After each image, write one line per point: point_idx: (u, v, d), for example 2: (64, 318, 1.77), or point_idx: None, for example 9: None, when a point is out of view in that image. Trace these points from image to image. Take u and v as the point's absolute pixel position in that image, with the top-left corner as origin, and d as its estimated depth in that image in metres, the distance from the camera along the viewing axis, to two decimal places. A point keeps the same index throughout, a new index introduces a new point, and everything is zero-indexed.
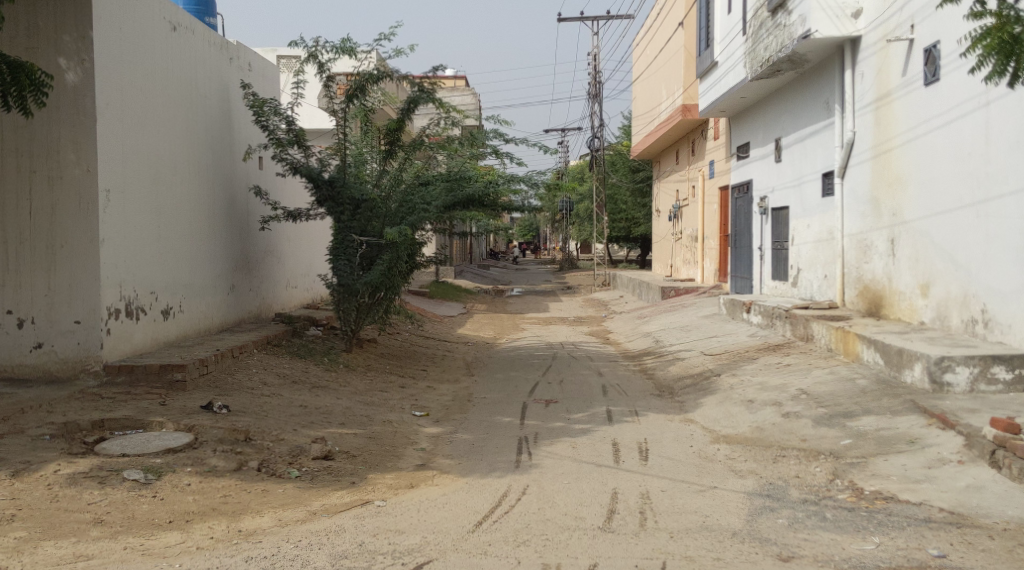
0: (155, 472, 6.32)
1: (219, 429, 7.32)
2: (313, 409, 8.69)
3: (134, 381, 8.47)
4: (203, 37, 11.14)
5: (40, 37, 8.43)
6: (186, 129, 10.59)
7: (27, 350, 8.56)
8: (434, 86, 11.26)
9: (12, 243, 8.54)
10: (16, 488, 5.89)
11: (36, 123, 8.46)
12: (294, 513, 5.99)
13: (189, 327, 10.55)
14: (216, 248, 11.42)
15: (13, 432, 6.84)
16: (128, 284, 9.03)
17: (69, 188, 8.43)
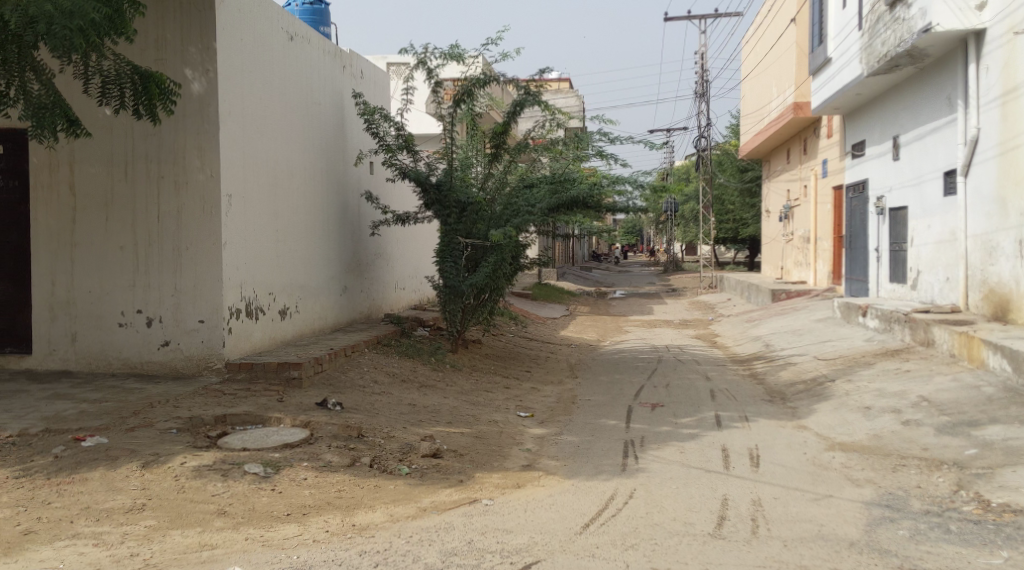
0: (274, 466, 6.55)
1: (333, 425, 7.53)
2: (422, 408, 8.84)
3: (253, 378, 8.79)
4: (317, 45, 11.46)
5: (168, 48, 8.83)
6: (303, 136, 10.94)
7: (156, 348, 8.99)
8: (540, 88, 11.35)
9: (142, 244, 8.95)
10: (146, 479, 6.19)
11: (164, 130, 8.84)
12: (405, 509, 6.11)
13: (305, 326, 10.88)
14: (329, 250, 11.74)
15: (143, 425, 7.19)
16: (248, 285, 9.40)
17: (194, 192, 8.82)
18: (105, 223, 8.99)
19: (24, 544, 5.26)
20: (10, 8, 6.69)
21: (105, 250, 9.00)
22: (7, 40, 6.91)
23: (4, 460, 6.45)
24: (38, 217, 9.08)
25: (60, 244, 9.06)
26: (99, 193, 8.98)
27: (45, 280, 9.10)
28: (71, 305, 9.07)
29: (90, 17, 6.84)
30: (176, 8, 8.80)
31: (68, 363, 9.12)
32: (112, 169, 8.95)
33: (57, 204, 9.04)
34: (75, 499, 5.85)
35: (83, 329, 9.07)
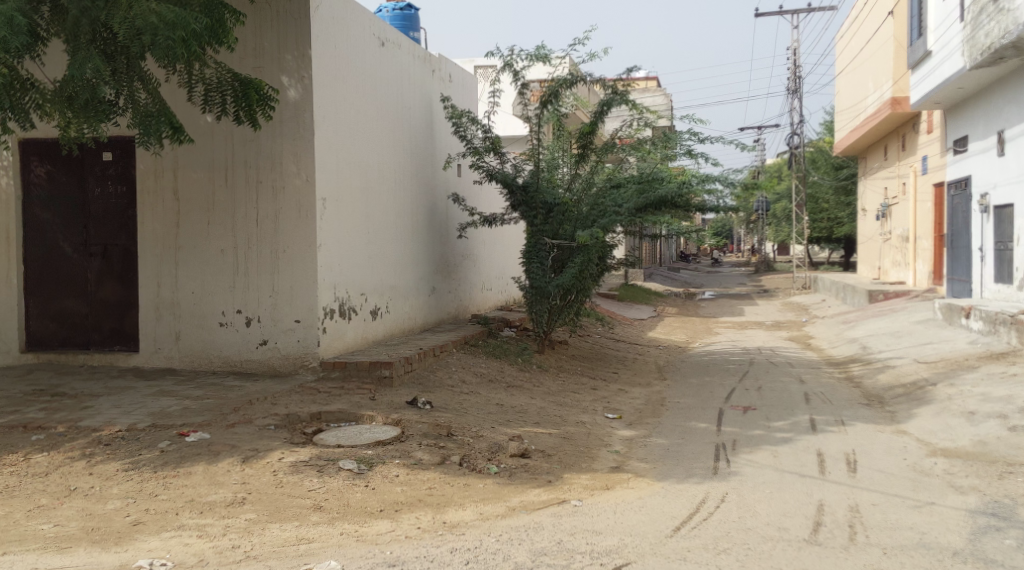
0: (367, 463, 6.69)
1: (423, 423, 7.64)
2: (509, 408, 8.90)
3: (346, 377, 8.99)
4: (407, 50, 11.65)
5: (265, 56, 9.09)
6: (393, 140, 11.13)
7: (255, 347, 9.26)
8: (627, 87, 11.29)
9: (241, 247, 9.22)
10: (246, 474, 6.40)
11: (263, 136, 9.12)
12: (495, 507, 6.15)
13: (395, 326, 11.06)
14: (419, 252, 11.91)
15: (243, 422, 7.43)
16: (341, 286, 9.62)
17: (291, 196, 9.09)
18: (207, 227, 9.29)
19: (133, 534, 5.49)
20: (118, 20, 7.00)
21: (207, 252, 9.30)
22: (116, 51, 7.39)
23: (114, 453, 6.75)
24: (144, 220, 9.41)
25: (164, 247, 9.38)
26: (201, 198, 9.29)
27: (150, 282, 9.43)
28: (175, 305, 9.39)
29: (191, 27, 7.06)
30: (274, 18, 9.06)
31: (172, 361, 9.44)
32: (213, 174, 9.25)
33: (162, 208, 9.36)
34: (180, 492, 6.08)
35: (187, 328, 9.38)
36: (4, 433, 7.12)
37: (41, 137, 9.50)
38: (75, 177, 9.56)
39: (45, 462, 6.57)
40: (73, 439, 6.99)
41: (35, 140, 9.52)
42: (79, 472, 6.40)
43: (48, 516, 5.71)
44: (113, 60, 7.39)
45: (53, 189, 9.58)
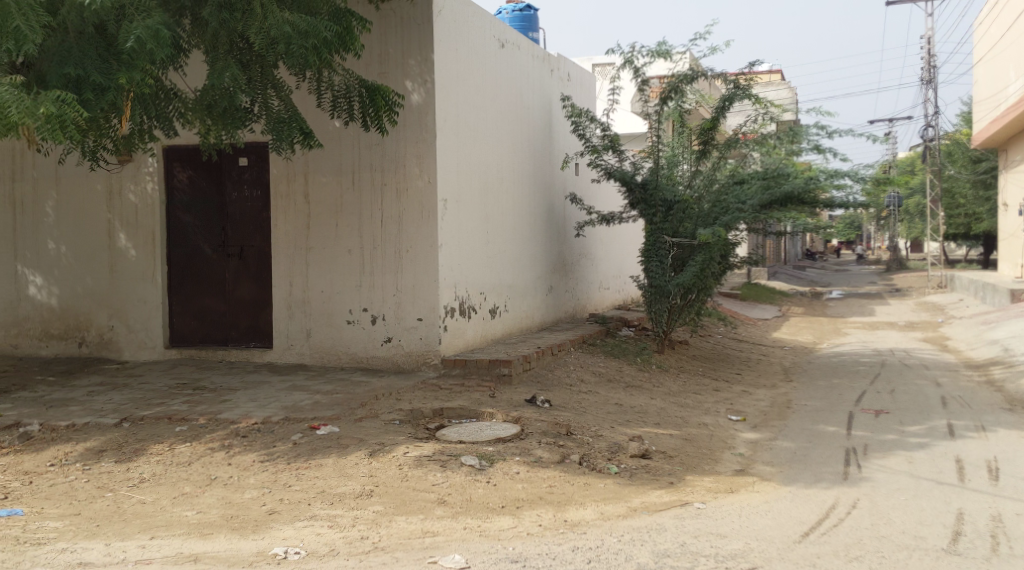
0: (488, 460, 6.78)
1: (543, 422, 7.67)
2: (629, 407, 8.86)
3: (467, 374, 9.14)
4: (527, 52, 11.74)
5: (390, 62, 9.31)
6: (513, 140, 11.24)
7: (380, 344, 9.50)
8: (751, 81, 11.06)
9: (367, 247, 9.49)
10: (373, 467, 6.59)
11: (387, 140, 9.36)
12: (616, 507, 6.13)
13: (513, 325, 11.15)
14: (537, 251, 11.98)
15: (370, 417, 7.66)
16: (462, 285, 9.78)
17: (414, 198, 9.30)
18: (335, 229, 9.60)
19: (269, 523, 5.73)
20: (254, 30, 7.26)
21: (336, 253, 9.60)
22: (251, 60, 7.71)
23: (250, 444, 7.06)
24: (277, 222, 9.78)
25: (296, 248, 9.73)
26: (330, 201, 9.60)
27: (283, 281, 9.79)
28: (306, 303, 9.72)
29: (322, 36, 7.35)
30: (398, 24, 9.27)
31: (303, 357, 9.78)
32: (341, 178, 9.54)
33: (294, 211, 9.71)
34: (311, 483, 6.31)
35: (316, 326, 9.71)
36: (151, 424, 7.55)
37: (183, 144, 10.01)
38: (214, 182, 10.03)
39: (188, 452, 6.93)
40: (213, 431, 7.36)
41: (177, 148, 10.05)
42: (219, 462, 6.72)
43: (191, 503, 6.02)
44: (249, 69, 7.70)
45: (193, 193, 10.09)
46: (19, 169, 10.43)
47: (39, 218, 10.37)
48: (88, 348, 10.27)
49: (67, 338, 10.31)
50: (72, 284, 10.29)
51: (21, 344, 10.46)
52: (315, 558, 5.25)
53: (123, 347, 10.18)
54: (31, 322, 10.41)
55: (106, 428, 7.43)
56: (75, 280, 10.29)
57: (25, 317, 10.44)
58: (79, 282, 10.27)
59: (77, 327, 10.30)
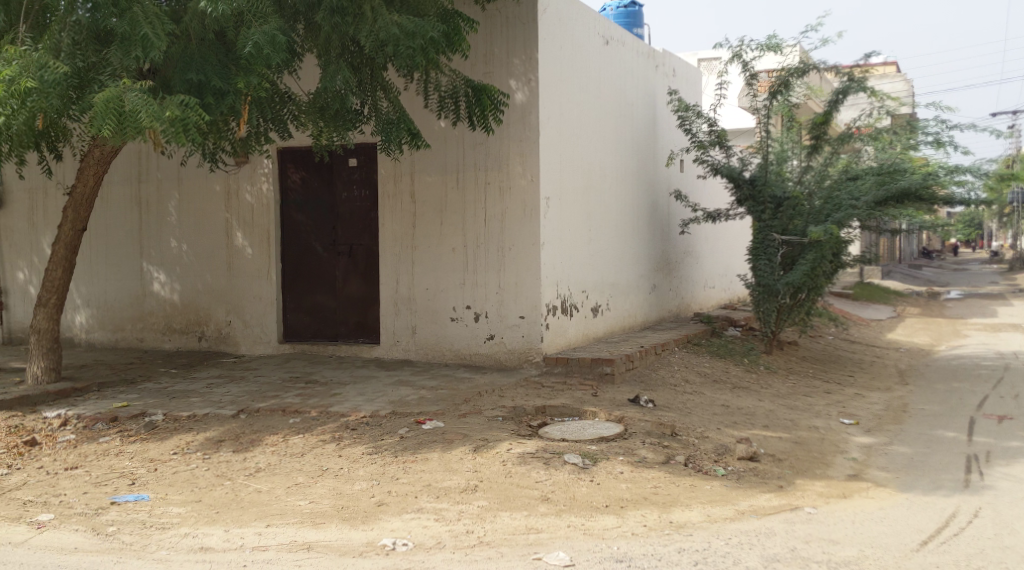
0: (592, 458, 6.76)
1: (647, 422, 7.59)
2: (736, 409, 8.69)
3: (569, 373, 9.14)
4: (632, 48, 11.66)
5: (495, 61, 9.39)
6: (616, 138, 11.18)
7: (482, 341, 9.61)
8: (866, 74, 10.74)
9: (470, 245, 9.60)
10: (478, 462, 6.66)
11: (491, 139, 9.44)
12: (723, 510, 6.03)
13: (616, 323, 11.10)
14: (640, 249, 11.89)
15: (474, 413, 7.75)
16: (564, 283, 9.79)
17: (517, 196, 9.36)
18: (439, 227, 9.74)
19: (378, 514, 5.86)
20: (365, 33, 7.45)
21: (441, 251, 9.75)
22: (362, 63, 7.95)
23: (359, 437, 7.25)
24: (385, 221, 9.99)
25: (402, 246, 9.91)
26: (435, 200, 9.74)
27: (389, 278, 9.99)
28: (411, 300, 9.90)
29: (430, 36, 7.45)
30: (503, 23, 9.35)
31: (409, 353, 9.96)
32: (446, 177, 9.68)
33: (400, 210, 9.90)
34: (418, 477, 6.43)
35: (421, 323, 9.87)
36: (266, 416, 7.82)
37: (295, 145, 10.32)
38: (325, 182, 10.30)
39: (300, 443, 7.16)
40: (324, 423, 7.58)
41: (291, 149, 10.37)
42: (330, 454, 6.92)
43: (304, 493, 6.22)
44: (360, 72, 7.97)
45: (306, 193, 10.37)
46: (145, 171, 10.95)
47: (163, 217, 10.86)
48: (208, 342, 10.71)
49: (188, 332, 10.78)
50: (192, 281, 10.74)
51: (147, 337, 10.99)
52: (422, 551, 5.34)
53: (239, 341, 10.58)
54: (155, 316, 10.93)
55: (225, 419, 7.74)
56: (195, 277, 10.74)
57: (150, 311, 10.96)
58: (199, 278, 10.71)
59: (197, 322, 10.75)
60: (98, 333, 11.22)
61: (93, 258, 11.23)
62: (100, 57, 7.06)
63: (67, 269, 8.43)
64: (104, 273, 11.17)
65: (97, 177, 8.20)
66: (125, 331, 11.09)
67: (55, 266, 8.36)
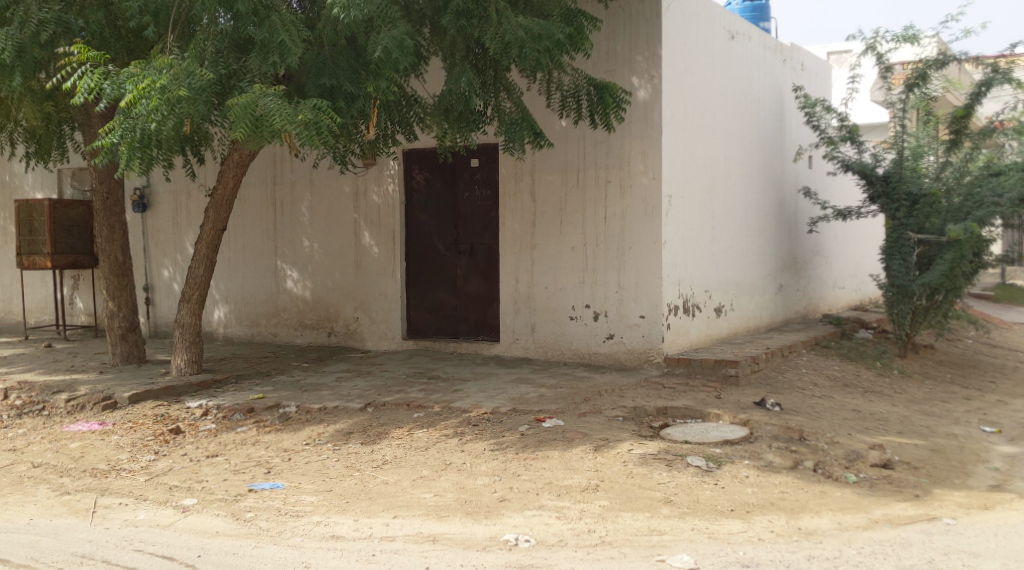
0: (716, 461, 6.65)
1: (773, 426, 7.40)
2: (867, 414, 8.39)
3: (691, 374, 9.03)
4: (759, 42, 11.41)
5: (618, 59, 9.36)
6: (741, 134, 10.96)
7: (602, 341, 9.59)
8: (1011, 65, 10.25)
9: (591, 244, 9.60)
10: (599, 462, 6.66)
11: (613, 137, 9.42)
12: (855, 518, 5.84)
13: (740, 325, 10.88)
14: (766, 249, 11.62)
15: (594, 412, 7.75)
16: (686, 283, 9.67)
17: (638, 195, 9.30)
18: (559, 226, 9.77)
19: (501, 509, 5.94)
20: (490, 35, 7.54)
21: (561, 249, 9.78)
22: (486, 65, 8.07)
23: (481, 433, 7.35)
24: (505, 221, 10.07)
25: (522, 245, 9.98)
26: (556, 199, 9.77)
27: (510, 277, 10.08)
28: (531, 299, 9.96)
29: (556, 37, 7.51)
30: (626, 21, 9.30)
31: (529, 351, 10.02)
32: (567, 175, 9.70)
33: (520, 209, 9.97)
34: (539, 474, 6.48)
35: (541, 321, 9.92)
36: (392, 410, 8.03)
37: (420, 147, 10.53)
38: (448, 183, 10.48)
39: (424, 437, 7.32)
40: (447, 418, 7.72)
41: (415, 151, 10.60)
42: (453, 449, 7.04)
43: (429, 486, 6.35)
44: (483, 74, 8.08)
45: (429, 194, 10.58)
46: (279, 173, 11.38)
47: (295, 218, 11.28)
48: (336, 337, 11.07)
49: (318, 328, 11.18)
50: (322, 278, 11.12)
51: (280, 332, 11.44)
52: (545, 547, 5.38)
53: (366, 337, 10.89)
54: (288, 312, 11.37)
55: (353, 412, 7.99)
56: (325, 275, 11.11)
57: (283, 307, 11.41)
58: (329, 276, 11.07)
59: (326, 318, 11.12)
60: (235, 327, 11.75)
61: (230, 257, 11.75)
62: (241, 64, 7.44)
63: (208, 267, 8.85)
64: (241, 271, 11.68)
65: (236, 180, 8.58)
66: (260, 326, 11.58)
67: (197, 263, 8.79)
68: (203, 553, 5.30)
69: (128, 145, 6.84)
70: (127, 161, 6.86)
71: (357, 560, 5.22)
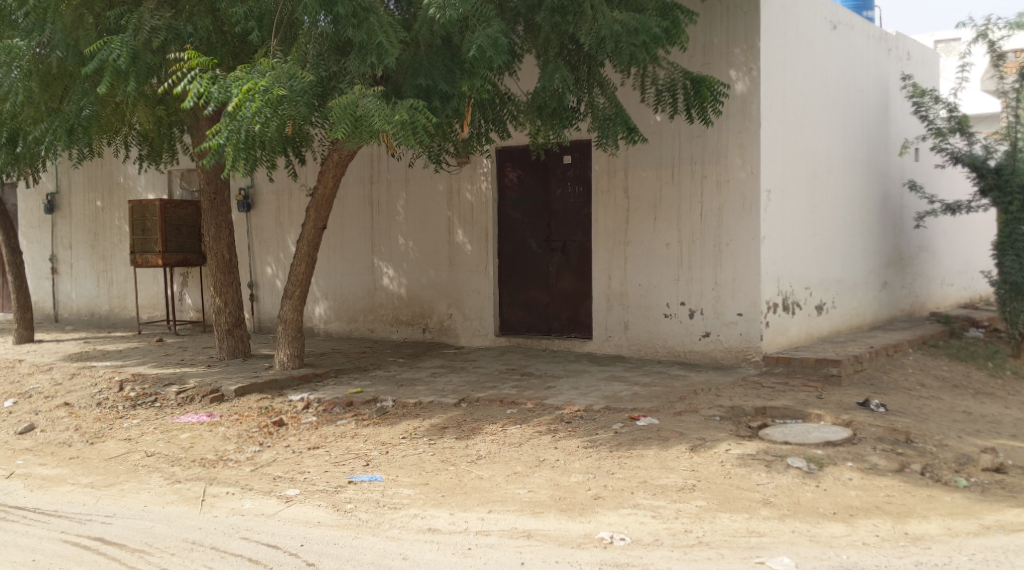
0: (817, 463, 6.50)
1: (878, 427, 7.18)
2: (979, 417, 8.06)
3: (791, 373, 8.83)
4: (863, 32, 11.07)
5: (714, 52, 9.22)
6: (844, 127, 10.66)
7: (698, 338, 9.46)
8: None
9: (686, 240, 9.49)
10: (695, 461, 6.59)
11: (709, 132, 9.28)
12: (966, 524, 5.62)
13: (842, 323, 10.59)
14: (869, 245, 11.28)
15: (690, 411, 7.66)
16: (785, 279, 9.47)
17: (736, 190, 9.15)
18: (654, 223, 9.68)
19: (595, 507, 5.92)
20: (585, 31, 7.53)
21: (655, 246, 9.69)
22: (580, 61, 8.06)
23: (575, 430, 7.35)
24: (598, 218, 10.03)
25: (615, 242, 9.93)
26: (650, 195, 9.68)
27: (603, 274, 10.04)
28: (625, 296, 9.90)
29: (652, 32, 7.47)
30: (723, 13, 9.15)
31: (622, 349, 9.95)
32: (662, 171, 9.60)
33: (614, 205, 9.92)
34: (634, 473, 6.44)
35: (634, 318, 9.85)
36: (486, 405, 8.10)
37: (513, 144, 10.58)
38: (541, 180, 10.50)
39: (518, 433, 7.36)
40: (541, 415, 7.74)
41: (509, 148, 10.64)
42: (547, 445, 7.06)
43: (523, 482, 6.38)
44: (577, 70, 8.07)
45: (522, 191, 10.61)
46: (376, 173, 11.59)
47: (392, 216, 11.46)
48: (431, 333, 11.23)
49: (414, 324, 11.36)
50: (417, 275, 11.29)
51: (377, 328, 11.67)
52: (640, 546, 5.35)
53: (460, 333, 11.01)
54: (385, 308, 11.59)
55: (448, 407, 8.09)
56: (420, 272, 11.27)
57: (380, 304, 11.62)
58: (424, 273, 11.23)
59: (422, 315, 11.30)
60: (335, 323, 12.03)
61: (330, 255, 12.03)
62: (340, 66, 7.60)
63: (309, 264, 9.08)
64: (339, 268, 11.95)
65: (335, 179, 8.78)
66: (358, 322, 11.83)
67: (299, 261, 9.04)
68: (306, 542, 5.45)
69: (233, 146, 6.96)
70: (232, 162, 7.00)
71: (453, 553, 5.28)
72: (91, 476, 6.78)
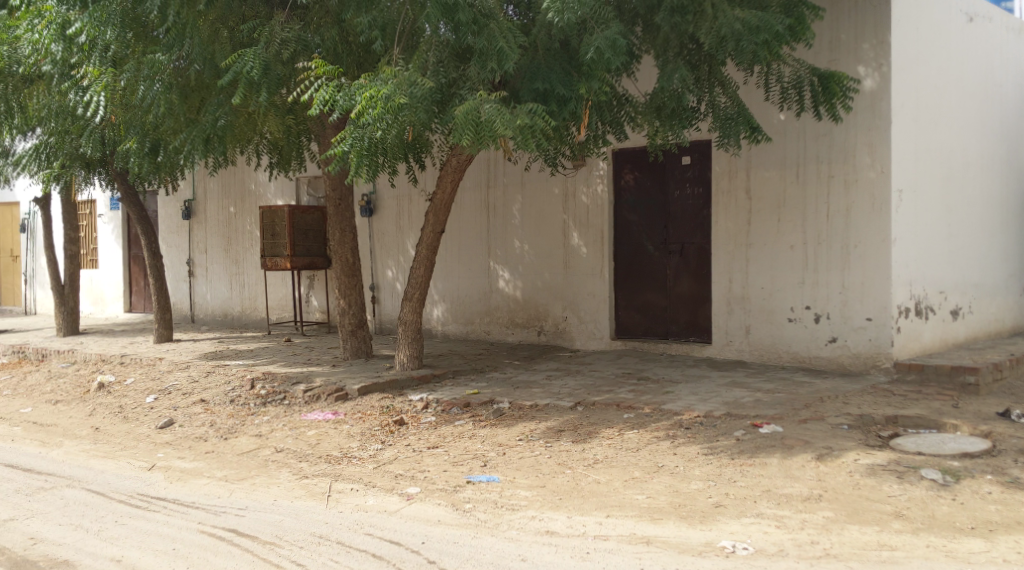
0: (954, 475, 6.21)
1: (1020, 439, 6.81)
2: None
3: (924, 381, 8.48)
4: (1002, 23, 10.52)
5: (842, 48, 8.93)
6: (981, 123, 10.15)
7: (823, 344, 9.19)
8: None
9: (812, 242, 9.22)
10: (821, 471, 6.39)
11: (836, 130, 9.00)
12: None
13: (980, 329, 10.08)
14: (1009, 247, 10.70)
15: (816, 419, 7.44)
16: (918, 283, 9.08)
17: (865, 189, 8.85)
18: (777, 224, 9.45)
19: (716, 515, 5.82)
20: (705, 30, 7.41)
21: (778, 248, 9.46)
22: (700, 60, 7.95)
23: (694, 436, 7.25)
24: (719, 220, 9.86)
25: (736, 245, 9.74)
26: (773, 195, 9.45)
27: (723, 277, 9.86)
28: (746, 300, 9.70)
29: (775, 29, 7.32)
30: (851, 8, 8.86)
31: (742, 354, 9.76)
32: (785, 171, 9.37)
33: (735, 207, 9.73)
34: (757, 481, 6.29)
35: (756, 322, 9.65)
36: (602, 409, 8.06)
37: (631, 146, 10.51)
38: (659, 182, 10.39)
39: (636, 438, 7.30)
40: (659, 420, 7.66)
41: (626, 151, 10.58)
42: (665, 451, 6.98)
43: (641, 487, 6.33)
44: (697, 69, 7.96)
45: (640, 194, 10.52)
46: (493, 176, 11.70)
47: (508, 219, 11.55)
48: (547, 336, 11.27)
49: (530, 327, 11.42)
50: (533, 278, 11.34)
51: (493, 330, 11.79)
52: (764, 556, 5.22)
53: (576, 337, 11.02)
54: (501, 311, 11.69)
55: (564, 410, 8.10)
56: (536, 275, 11.32)
57: (496, 306, 11.74)
58: (539, 276, 11.28)
59: (537, 317, 11.35)
60: (452, 325, 12.20)
61: (448, 258, 12.22)
62: (460, 73, 7.70)
63: (429, 267, 9.25)
64: (457, 271, 12.12)
65: (453, 184, 8.91)
66: (475, 324, 11.98)
67: (419, 263, 9.21)
68: (427, 540, 5.55)
69: (357, 153, 7.23)
70: (356, 168, 7.25)
71: (571, 556, 5.28)
72: (224, 470, 7.08)
